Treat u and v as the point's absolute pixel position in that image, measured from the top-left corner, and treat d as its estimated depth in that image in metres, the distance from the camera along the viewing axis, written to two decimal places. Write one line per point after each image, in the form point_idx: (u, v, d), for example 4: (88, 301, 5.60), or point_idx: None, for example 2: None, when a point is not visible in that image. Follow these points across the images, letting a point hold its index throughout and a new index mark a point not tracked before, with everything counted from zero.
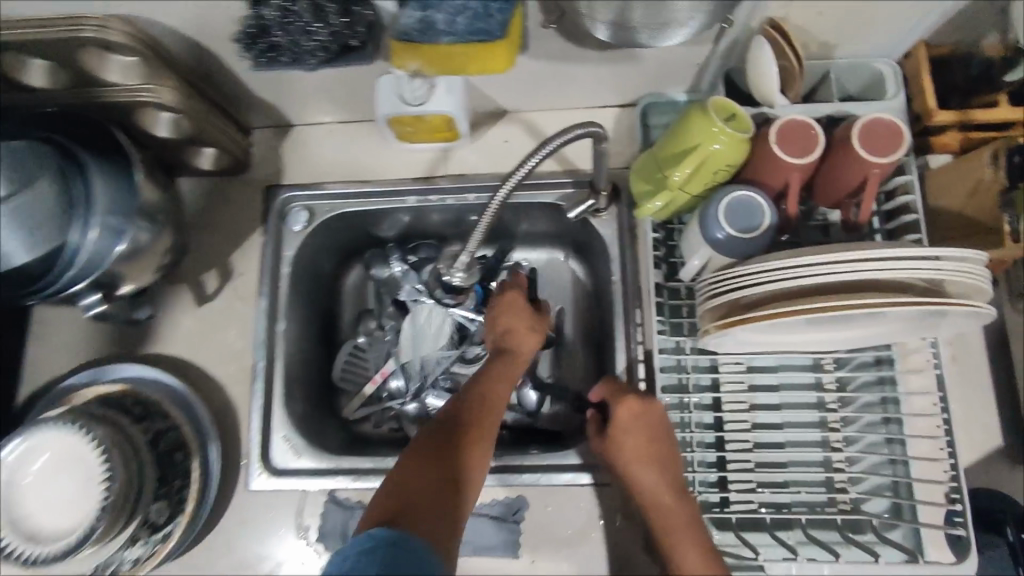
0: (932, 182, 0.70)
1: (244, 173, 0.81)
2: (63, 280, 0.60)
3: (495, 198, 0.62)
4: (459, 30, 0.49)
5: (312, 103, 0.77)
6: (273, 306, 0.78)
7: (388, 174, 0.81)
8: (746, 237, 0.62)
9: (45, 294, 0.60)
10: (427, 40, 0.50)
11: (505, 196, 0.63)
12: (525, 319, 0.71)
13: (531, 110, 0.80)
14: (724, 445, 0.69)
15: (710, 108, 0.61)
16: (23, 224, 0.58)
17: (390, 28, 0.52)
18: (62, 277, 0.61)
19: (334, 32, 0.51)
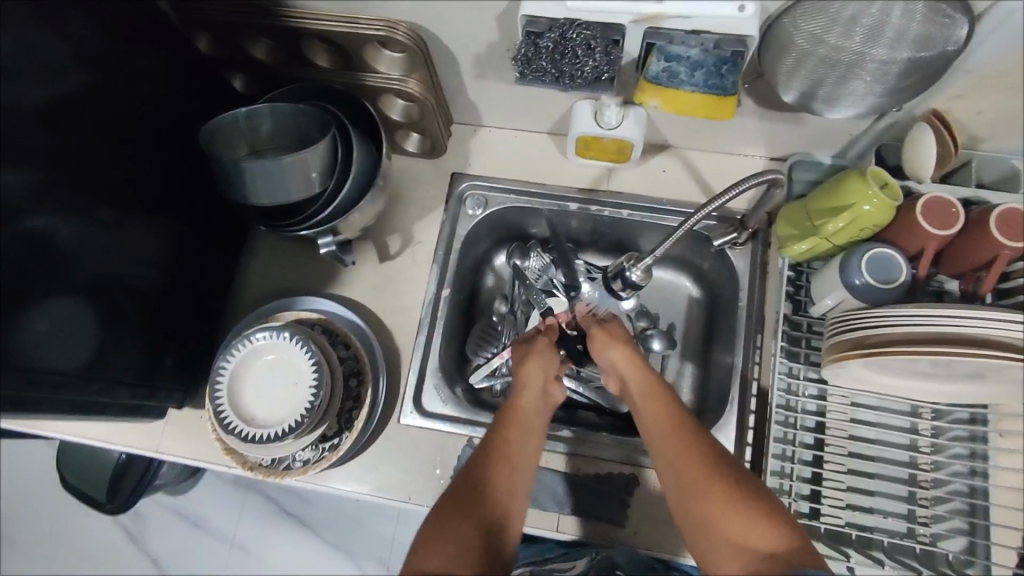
0: None
1: (436, 159, 0.96)
2: (319, 220, 0.77)
3: (686, 224, 0.72)
4: (698, 81, 0.67)
5: (510, 111, 0.91)
6: (443, 274, 0.91)
7: (557, 180, 0.94)
8: (881, 287, 0.73)
9: (305, 228, 0.76)
10: (670, 84, 0.68)
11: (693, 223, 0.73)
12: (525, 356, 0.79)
13: (691, 148, 0.93)
14: (821, 465, 0.79)
15: (869, 174, 0.72)
16: (293, 174, 0.71)
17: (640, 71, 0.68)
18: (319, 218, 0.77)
19: (596, 68, 0.66)
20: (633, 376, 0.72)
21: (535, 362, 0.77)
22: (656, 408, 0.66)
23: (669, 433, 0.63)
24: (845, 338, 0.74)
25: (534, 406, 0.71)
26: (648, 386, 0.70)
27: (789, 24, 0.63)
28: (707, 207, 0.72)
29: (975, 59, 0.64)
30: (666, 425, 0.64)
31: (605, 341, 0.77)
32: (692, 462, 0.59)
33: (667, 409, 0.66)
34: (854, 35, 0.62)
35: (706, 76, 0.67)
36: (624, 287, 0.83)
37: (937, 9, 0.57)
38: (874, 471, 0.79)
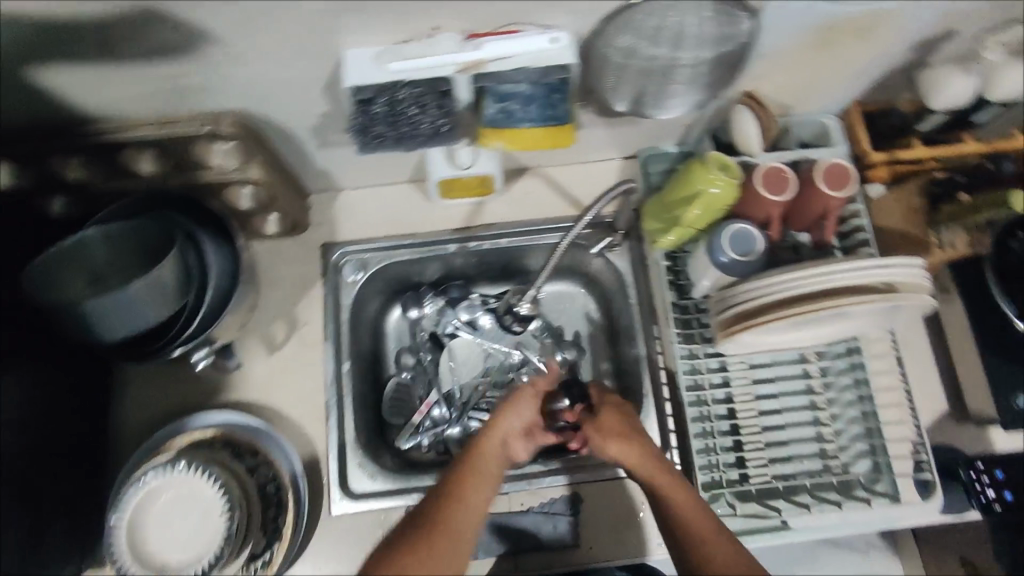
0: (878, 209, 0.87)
1: (300, 235, 0.92)
2: (183, 338, 0.70)
3: (561, 246, 0.80)
4: (533, 114, 0.68)
5: (365, 171, 0.89)
6: (339, 349, 0.88)
7: (429, 226, 0.93)
8: (745, 259, 0.78)
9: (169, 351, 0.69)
10: (507, 124, 0.68)
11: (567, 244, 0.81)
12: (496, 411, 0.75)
13: (549, 166, 0.96)
14: (738, 431, 0.84)
15: (708, 160, 0.77)
16: (150, 298, 0.66)
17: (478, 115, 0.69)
18: (182, 335, 0.70)
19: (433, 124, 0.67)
20: (632, 460, 0.70)
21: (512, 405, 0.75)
22: (675, 495, 0.66)
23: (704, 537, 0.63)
24: (728, 313, 0.79)
25: (493, 451, 0.71)
26: (651, 466, 0.69)
27: (602, 46, 0.66)
28: (578, 222, 0.78)
29: (768, 42, 0.70)
30: (699, 530, 0.64)
31: (607, 424, 0.73)
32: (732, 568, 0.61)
33: (694, 507, 0.65)
34: (661, 47, 0.66)
35: (540, 108, 0.68)
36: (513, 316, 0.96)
37: (723, 13, 0.63)
38: (783, 422, 0.85)
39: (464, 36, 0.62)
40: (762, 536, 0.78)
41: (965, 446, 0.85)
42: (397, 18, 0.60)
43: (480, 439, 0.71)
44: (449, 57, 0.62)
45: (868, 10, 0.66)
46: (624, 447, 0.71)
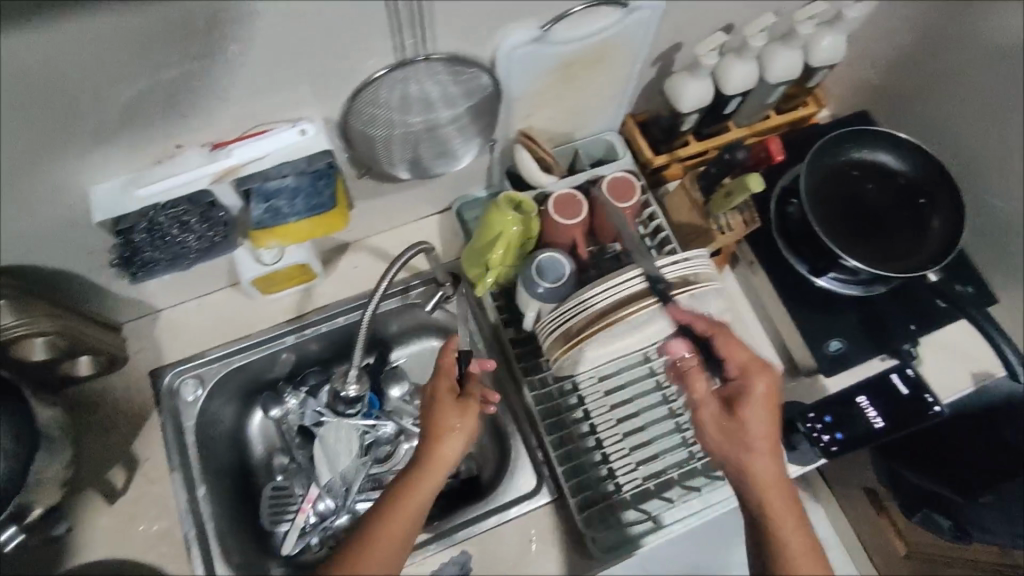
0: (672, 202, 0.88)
1: (122, 368, 0.88)
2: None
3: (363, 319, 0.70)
4: (300, 206, 0.68)
5: (176, 288, 0.87)
6: (190, 475, 0.84)
7: (261, 324, 0.93)
8: (557, 285, 0.82)
9: None
10: (277, 222, 0.68)
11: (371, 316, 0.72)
12: (448, 424, 0.72)
13: (369, 236, 0.97)
14: (603, 444, 0.87)
15: (502, 203, 0.81)
16: None
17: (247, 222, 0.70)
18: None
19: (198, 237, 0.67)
20: (762, 472, 0.67)
21: (463, 413, 0.73)
22: (783, 527, 0.64)
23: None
24: (551, 339, 0.81)
25: (427, 484, 0.69)
26: (770, 479, 0.66)
27: (358, 127, 0.69)
28: (374, 294, 0.74)
29: (517, 88, 0.76)
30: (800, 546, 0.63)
31: (750, 422, 0.68)
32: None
33: (795, 538, 0.64)
34: (413, 114, 0.70)
35: (307, 198, 0.68)
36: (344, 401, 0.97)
37: (458, 75, 0.67)
38: (643, 423, 0.88)
39: (210, 146, 0.63)
40: (651, 535, 0.83)
41: (803, 397, 0.92)
42: (132, 144, 0.59)
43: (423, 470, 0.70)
44: (202, 172, 0.62)
45: (593, 44, 0.73)
46: (760, 458, 0.67)
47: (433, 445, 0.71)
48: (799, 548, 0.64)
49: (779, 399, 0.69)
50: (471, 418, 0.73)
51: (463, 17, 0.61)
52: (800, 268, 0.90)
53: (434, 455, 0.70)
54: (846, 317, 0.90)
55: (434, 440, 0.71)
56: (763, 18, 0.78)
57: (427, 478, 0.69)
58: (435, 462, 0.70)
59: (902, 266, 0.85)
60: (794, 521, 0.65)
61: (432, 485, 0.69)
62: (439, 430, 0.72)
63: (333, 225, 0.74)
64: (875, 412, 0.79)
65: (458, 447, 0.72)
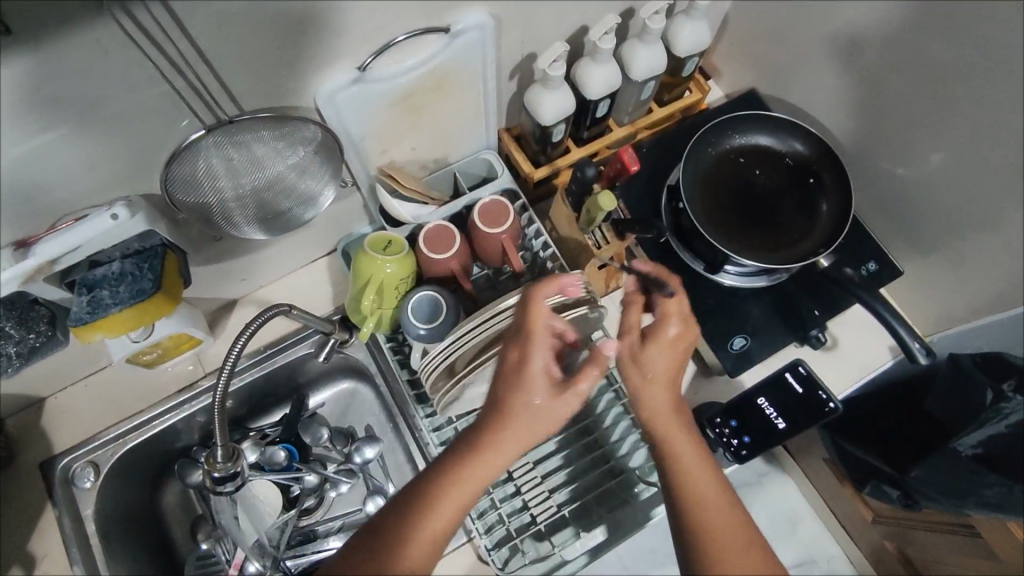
0: (556, 215, 0.85)
1: (11, 464, 0.85)
2: None
3: (215, 394, 0.67)
4: (123, 296, 0.64)
5: (51, 377, 0.85)
6: (93, 565, 0.81)
7: (153, 397, 0.90)
8: (435, 325, 0.78)
9: None
10: (98, 313, 0.64)
11: (224, 388, 0.68)
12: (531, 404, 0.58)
13: (257, 290, 0.94)
14: (513, 475, 0.85)
15: (369, 247, 0.78)
16: None
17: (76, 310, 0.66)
18: None
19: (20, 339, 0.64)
20: (651, 397, 0.63)
21: (547, 398, 0.58)
22: (687, 459, 0.61)
23: (699, 497, 0.59)
24: (436, 376, 0.77)
25: (487, 473, 0.57)
26: (660, 409, 0.63)
27: (184, 201, 0.65)
28: (224, 365, 0.68)
29: (355, 124, 0.73)
30: (701, 475, 0.60)
31: (650, 359, 0.64)
32: (731, 538, 0.58)
33: (700, 467, 0.61)
34: (242, 179, 0.67)
35: (130, 287, 0.65)
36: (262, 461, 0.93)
37: (276, 130, 0.63)
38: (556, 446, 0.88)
39: (12, 246, 0.58)
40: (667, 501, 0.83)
41: (716, 398, 0.89)
42: None
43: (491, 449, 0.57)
44: (10, 273, 0.57)
45: (425, 72, 0.71)
46: (654, 389, 0.63)
47: (504, 423, 0.57)
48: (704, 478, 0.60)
49: (688, 349, 0.65)
50: (560, 409, 0.58)
51: (257, 68, 0.59)
52: (696, 266, 0.87)
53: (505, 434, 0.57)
54: (748, 308, 0.88)
55: (509, 415, 0.58)
56: (606, 19, 0.74)
57: (486, 462, 0.57)
58: (505, 441, 0.57)
59: (796, 252, 0.83)
60: (696, 449, 0.62)
61: (491, 474, 0.57)
62: (513, 403, 0.58)
63: (164, 309, 0.69)
64: (775, 412, 0.77)
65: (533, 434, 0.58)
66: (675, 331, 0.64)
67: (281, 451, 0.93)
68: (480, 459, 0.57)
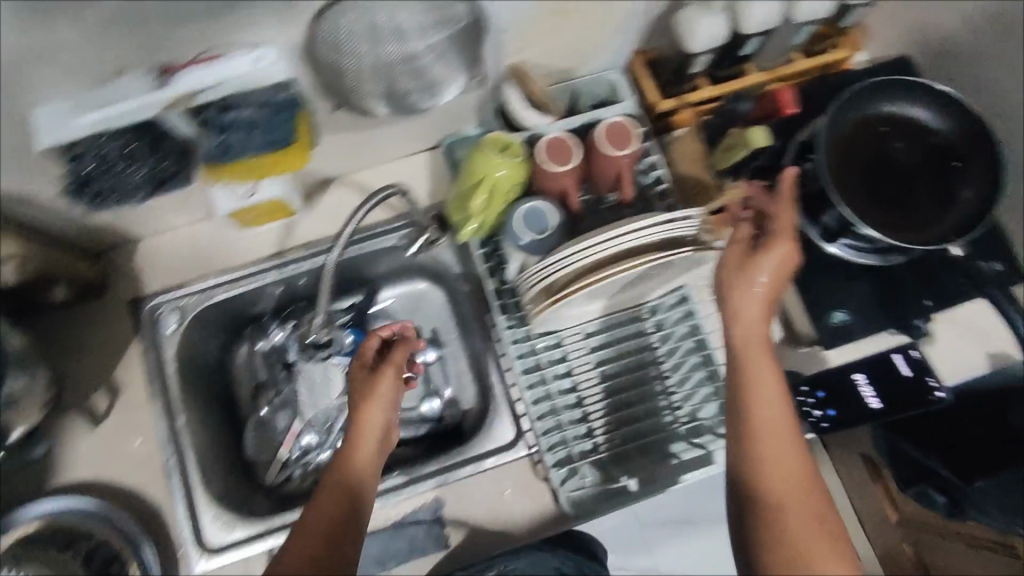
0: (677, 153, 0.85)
1: (103, 295, 0.87)
2: None
3: (328, 260, 0.74)
4: (258, 141, 0.64)
5: (150, 219, 0.85)
6: (170, 404, 0.85)
7: (242, 259, 0.91)
8: (541, 237, 0.77)
9: None
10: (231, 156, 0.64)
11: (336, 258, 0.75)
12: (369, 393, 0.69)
13: (354, 172, 0.93)
14: (585, 401, 0.85)
15: (486, 145, 0.76)
16: None
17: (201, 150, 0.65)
18: None
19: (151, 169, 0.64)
20: (743, 308, 0.63)
21: (380, 394, 0.69)
22: (762, 376, 0.60)
23: (770, 410, 0.58)
24: (533, 291, 0.76)
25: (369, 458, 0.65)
26: (750, 323, 0.63)
27: (321, 54, 0.63)
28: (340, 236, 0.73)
29: (501, 13, 0.69)
30: (774, 391, 0.59)
31: (758, 268, 0.64)
32: (792, 459, 0.56)
33: (774, 386, 0.60)
34: (384, 45, 0.64)
35: (265, 133, 0.65)
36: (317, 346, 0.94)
37: None
38: (629, 382, 0.86)
39: (159, 73, 0.58)
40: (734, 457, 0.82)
41: (799, 368, 0.86)
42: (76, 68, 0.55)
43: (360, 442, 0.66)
44: (103, 113, 0.56)
45: None
46: (748, 301, 0.63)
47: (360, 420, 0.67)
48: (779, 412, 0.58)
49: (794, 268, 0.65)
50: (389, 389, 0.70)
51: None
52: (809, 231, 0.83)
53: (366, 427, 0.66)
54: (854, 285, 0.84)
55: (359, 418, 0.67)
56: None
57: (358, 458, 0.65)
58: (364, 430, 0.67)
59: (924, 236, 0.78)
60: (773, 367, 0.61)
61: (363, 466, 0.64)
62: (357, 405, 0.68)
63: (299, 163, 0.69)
64: (874, 391, 0.75)
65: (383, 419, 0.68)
66: (784, 245, 0.64)
67: (349, 336, 0.95)
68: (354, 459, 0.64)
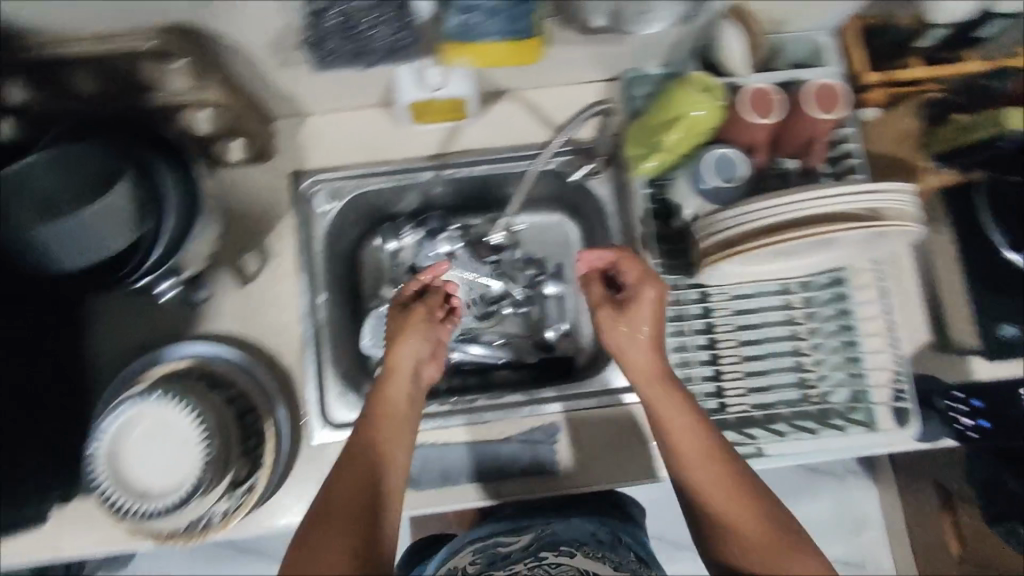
0: (873, 131, 0.82)
1: (268, 160, 0.87)
2: (154, 257, 0.68)
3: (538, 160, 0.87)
4: (497, 28, 0.64)
5: (327, 95, 0.84)
6: (314, 280, 0.86)
7: (403, 154, 0.90)
8: (727, 185, 0.75)
9: (141, 273, 0.67)
10: (466, 39, 0.64)
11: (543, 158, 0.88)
12: (400, 329, 0.75)
13: (526, 89, 0.91)
14: (719, 361, 0.84)
15: (689, 81, 0.72)
16: (99, 233, 0.64)
17: (438, 29, 0.67)
18: (151, 254, 0.67)
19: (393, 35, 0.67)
20: (637, 354, 0.72)
21: (411, 335, 0.74)
22: (681, 416, 0.67)
23: (692, 431, 0.66)
24: (701, 245, 0.76)
25: (399, 398, 0.70)
26: (652, 368, 0.71)
27: None
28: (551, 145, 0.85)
29: None
30: (687, 424, 0.66)
31: (644, 305, 0.72)
32: (733, 479, 0.63)
33: (693, 420, 0.66)
34: None
35: (505, 23, 0.64)
36: (491, 248, 1.03)
37: None
38: (764, 352, 0.85)
39: None
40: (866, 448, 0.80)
41: (941, 375, 0.84)
42: None
43: (388, 380, 0.71)
44: None
45: None
46: (639, 348, 0.72)
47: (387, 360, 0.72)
48: (708, 443, 0.65)
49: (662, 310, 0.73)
50: (421, 329, 0.75)
51: None
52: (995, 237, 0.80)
53: (392, 364, 0.72)
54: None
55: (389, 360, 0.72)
56: None
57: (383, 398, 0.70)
58: (394, 367, 0.72)
59: None
60: (692, 407, 0.68)
61: (388, 404, 0.70)
62: (393, 341, 0.74)
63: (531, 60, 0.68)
64: None
65: (410, 355, 0.73)
66: (649, 305, 0.72)
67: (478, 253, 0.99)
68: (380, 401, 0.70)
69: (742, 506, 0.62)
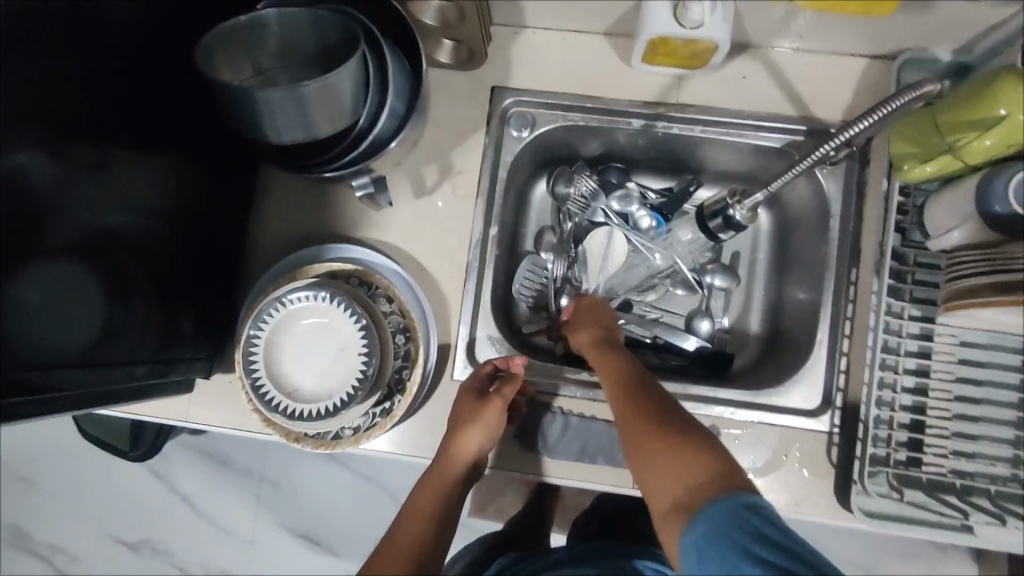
0: None
1: (473, 69, 0.80)
2: (367, 143, 0.64)
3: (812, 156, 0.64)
4: None
5: (559, 8, 0.75)
6: (490, 209, 0.79)
7: (618, 93, 0.79)
8: None
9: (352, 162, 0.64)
10: None
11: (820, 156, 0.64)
12: (470, 415, 0.68)
13: (775, 48, 0.78)
14: (923, 410, 0.72)
15: (1022, 76, 0.57)
16: (304, 112, 0.57)
17: None
18: (365, 141, 0.64)
19: None
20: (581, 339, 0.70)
21: (479, 425, 0.67)
22: (609, 369, 0.63)
23: (614, 386, 0.61)
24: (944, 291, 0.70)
25: (448, 485, 0.65)
26: (610, 374, 0.63)
27: None
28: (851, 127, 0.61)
29: None
30: (612, 376, 0.62)
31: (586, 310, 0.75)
32: (634, 415, 0.56)
33: (611, 369, 0.63)
34: None
35: None
36: (724, 227, 0.80)
37: None
38: (980, 414, 0.71)
39: None
40: None
41: None
42: None
43: (441, 470, 0.66)
44: None
45: None
46: (587, 342, 0.70)
47: (449, 448, 0.67)
48: (619, 394, 0.60)
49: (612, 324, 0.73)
50: (492, 416, 0.68)
51: None
52: None
53: (450, 459, 0.66)
54: None
55: (453, 450, 0.67)
56: None
57: (433, 483, 0.65)
58: (454, 456, 0.67)
59: None
60: (624, 366, 0.63)
61: (436, 492, 0.64)
62: (458, 423, 0.68)
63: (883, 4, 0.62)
64: None
65: (478, 444, 0.67)
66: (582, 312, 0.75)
67: (650, 219, 0.87)
68: (428, 487, 0.65)
69: (672, 481, 0.50)
